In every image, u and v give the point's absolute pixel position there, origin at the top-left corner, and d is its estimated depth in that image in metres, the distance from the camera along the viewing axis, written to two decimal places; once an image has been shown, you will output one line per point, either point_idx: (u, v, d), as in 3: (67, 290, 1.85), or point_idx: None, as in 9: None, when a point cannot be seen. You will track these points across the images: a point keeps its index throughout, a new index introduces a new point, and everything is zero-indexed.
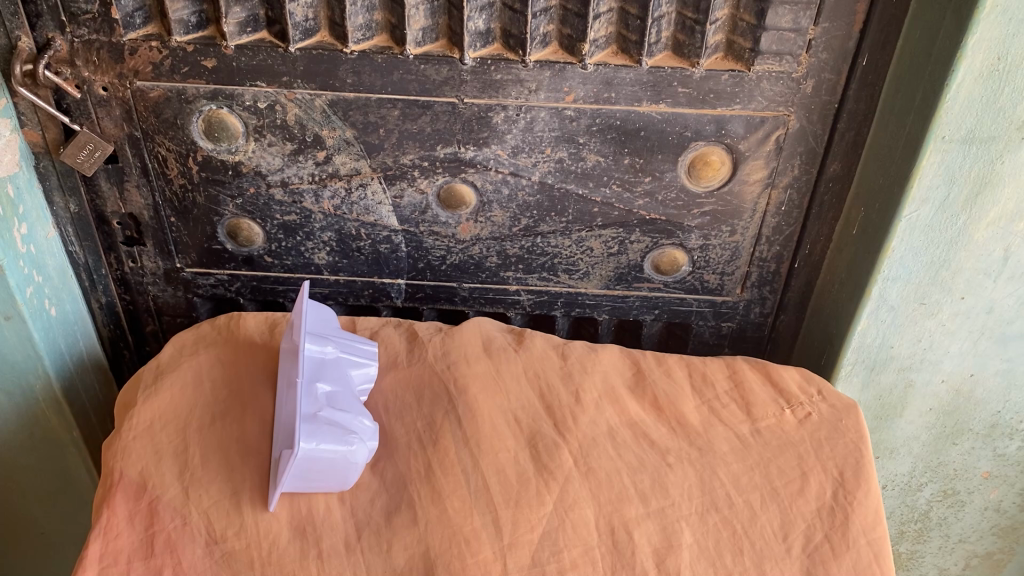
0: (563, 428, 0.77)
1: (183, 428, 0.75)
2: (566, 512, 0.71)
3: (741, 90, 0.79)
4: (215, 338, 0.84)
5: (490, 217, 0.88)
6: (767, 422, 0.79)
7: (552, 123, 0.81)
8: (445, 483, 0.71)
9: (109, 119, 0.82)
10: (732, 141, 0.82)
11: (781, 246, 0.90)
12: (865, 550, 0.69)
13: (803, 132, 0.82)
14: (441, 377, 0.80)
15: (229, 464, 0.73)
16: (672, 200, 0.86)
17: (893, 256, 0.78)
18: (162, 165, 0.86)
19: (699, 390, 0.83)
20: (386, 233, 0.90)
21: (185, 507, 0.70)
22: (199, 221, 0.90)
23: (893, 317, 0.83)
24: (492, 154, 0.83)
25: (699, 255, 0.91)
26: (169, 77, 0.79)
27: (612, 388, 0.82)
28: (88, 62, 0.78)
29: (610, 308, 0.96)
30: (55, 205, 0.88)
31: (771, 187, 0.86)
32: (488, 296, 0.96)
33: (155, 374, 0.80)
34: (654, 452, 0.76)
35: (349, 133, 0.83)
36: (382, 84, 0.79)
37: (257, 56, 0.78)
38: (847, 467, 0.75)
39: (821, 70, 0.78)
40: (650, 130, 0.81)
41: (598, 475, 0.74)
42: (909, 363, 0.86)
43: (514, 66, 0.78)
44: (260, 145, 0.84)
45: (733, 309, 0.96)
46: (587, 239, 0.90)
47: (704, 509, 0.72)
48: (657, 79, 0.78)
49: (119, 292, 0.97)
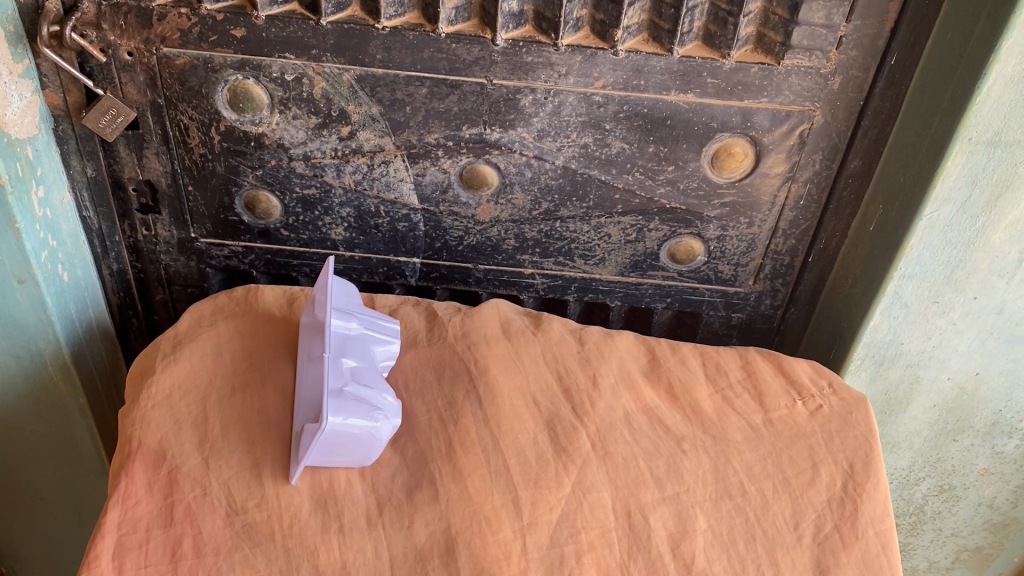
0: (581, 411, 0.78)
1: (203, 398, 0.75)
2: (584, 494, 0.71)
3: (769, 83, 0.79)
4: (233, 310, 0.84)
5: (511, 199, 0.89)
6: (779, 413, 0.81)
7: (579, 108, 0.81)
8: (466, 462, 0.72)
9: (132, 84, 0.81)
10: (757, 133, 0.82)
11: (797, 239, 0.91)
12: (873, 540, 0.71)
13: (827, 127, 0.82)
14: (461, 357, 0.80)
15: (250, 437, 0.73)
16: (694, 190, 0.87)
17: (911, 253, 0.79)
18: (183, 133, 0.85)
19: (713, 378, 0.84)
20: (405, 211, 0.90)
21: (205, 477, 0.70)
22: (217, 191, 0.90)
23: (906, 314, 0.84)
24: (518, 137, 0.83)
25: (715, 246, 0.92)
26: (197, 45, 0.78)
27: (628, 373, 0.82)
28: (115, 26, 0.78)
29: (622, 294, 0.97)
30: (71, 168, 0.87)
31: (791, 181, 0.86)
32: (503, 279, 0.96)
33: (174, 344, 0.79)
34: (669, 439, 0.77)
35: (375, 109, 0.82)
36: (411, 62, 0.79)
37: (288, 28, 0.77)
38: (857, 459, 0.76)
39: (850, 67, 0.78)
40: (677, 118, 0.81)
41: (615, 459, 0.74)
42: (917, 360, 0.88)
43: (546, 49, 0.78)
44: (285, 118, 0.83)
45: (744, 300, 0.97)
46: (606, 226, 0.90)
47: (718, 496, 0.73)
48: (687, 68, 0.78)
49: (130, 259, 0.96)
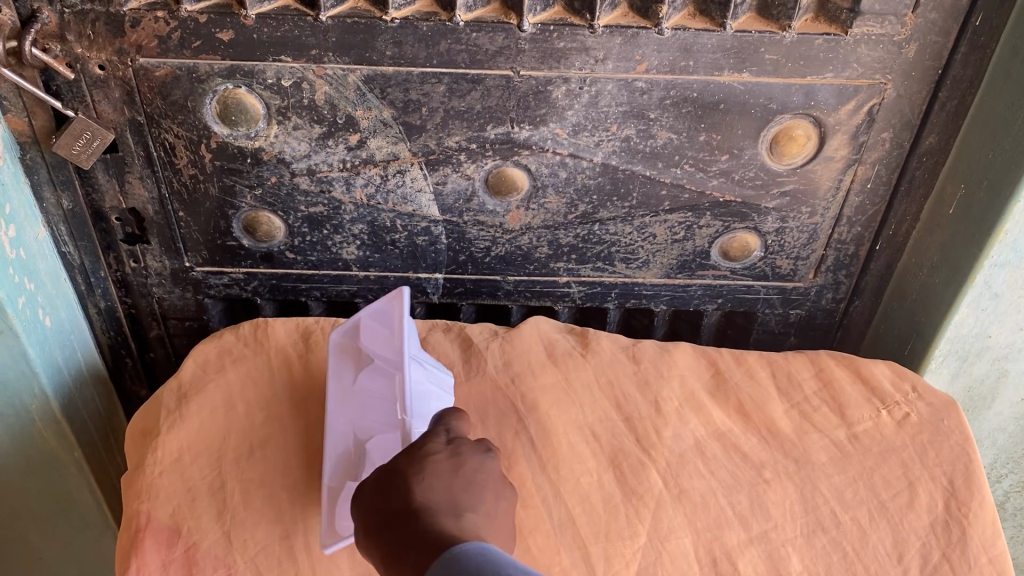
0: (647, 443, 0.69)
1: (217, 461, 0.66)
2: (663, 543, 0.63)
3: (835, 56, 0.69)
4: (241, 352, 0.73)
5: (544, 203, 0.79)
6: (864, 425, 0.72)
7: (620, 96, 0.71)
8: (525, 518, 0.63)
9: (107, 102, 0.71)
10: (820, 113, 0.73)
11: (863, 227, 0.81)
12: (987, 569, 0.63)
13: (899, 102, 0.73)
14: (507, 391, 0.71)
15: (275, 503, 0.63)
16: (749, 179, 0.77)
17: (1005, 239, 0.70)
18: (169, 153, 0.75)
19: (787, 391, 0.75)
20: (424, 223, 0.80)
21: (229, 555, 0.61)
22: (212, 214, 0.79)
23: (995, 306, 0.75)
24: (550, 133, 0.74)
25: (773, 239, 0.82)
26: (178, 53, 0.68)
27: (692, 393, 0.73)
28: (81, 37, 0.67)
29: (668, 298, 0.88)
30: (44, 200, 0.77)
31: (858, 164, 0.77)
32: (535, 290, 0.87)
33: (178, 397, 0.70)
34: (748, 467, 0.68)
35: (387, 112, 0.72)
36: (427, 56, 0.69)
37: (282, 26, 0.67)
38: (958, 475, 0.67)
39: (928, 32, 0.68)
40: (730, 102, 0.72)
41: (692, 498, 0.66)
42: (1006, 353, 0.79)
43: (579, 32, 0.68)
44: (284, 129, 0.73)
45: (804, 296, 0.87)
46: (650, 225, 0.81)
47: (810, 531, 0.65)
48: (742, 44, 0.69)
49: (119, 295, 0.87)
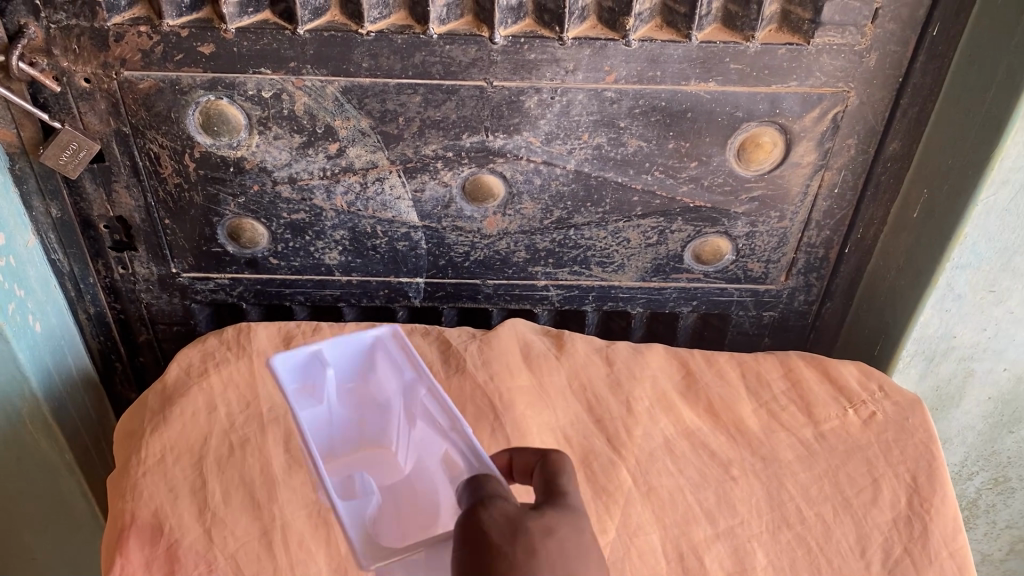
0: (618, 443, 0.71)
1: (199, 461, 0.68)
2: (631, 539, 0.65)
3: (798, 66, 0.72)
4: (224, 356, 0.76)
5: (520, 210, 0.81)
6: (830, 424, 0.74)
7: (590, 106, 0.74)
8: None
9: (93, 114, 0.73)
10: (786, 120, 0.75)
11: (832, 230, 0.84)
12: (948, 563, 0.64)
13: (862, 109, 0.75)
14: (483, 392, 0.73)
15: (256, 502, 0.65)
16: (719, 185, 0.79)
17: (965, 241, 0.72)
18: (154, 162, 0.77)
19: (755, 391, 0.77)
20: (404, 229, 0.83)
21: (210, 551, 0.62)
22: (197, 222, 0.82)
23: (959, 307, 0.77)
24: (524, 142, 0.76)
25: (744, 243, 0.84)
26: (161, 66, 0.70)
27: (663, 392, 0.76)
28: (67, 51, 0.69)
29: (644, 301, 0.90)
30: (34, 209, 0.79)
31: (824, 169, 0.79)
32: (514, 293, 0.89)
33: (162, 400, 0.72)
34: (716, 465, 0.70)
35: (365, 122, 0.74)
36: (402, 68, 0.71)
37: (261, 40, 0.69)
38: (921, 472, 0.69)
39: (887, 42, 0.71)
40: (698, 110, 0.74)
41: (660, 495, 0.68)
42: (971, 353, 0.80)
43: (549, 43, 0.70)
44: (266, 139, 0.75)
45: (777, 298, 0.90)
46: (624, 230, 0.83)
47: (775, 527, 0.66)
48: (708, 55, 0.71)
49: (109, 300, 0.89)
